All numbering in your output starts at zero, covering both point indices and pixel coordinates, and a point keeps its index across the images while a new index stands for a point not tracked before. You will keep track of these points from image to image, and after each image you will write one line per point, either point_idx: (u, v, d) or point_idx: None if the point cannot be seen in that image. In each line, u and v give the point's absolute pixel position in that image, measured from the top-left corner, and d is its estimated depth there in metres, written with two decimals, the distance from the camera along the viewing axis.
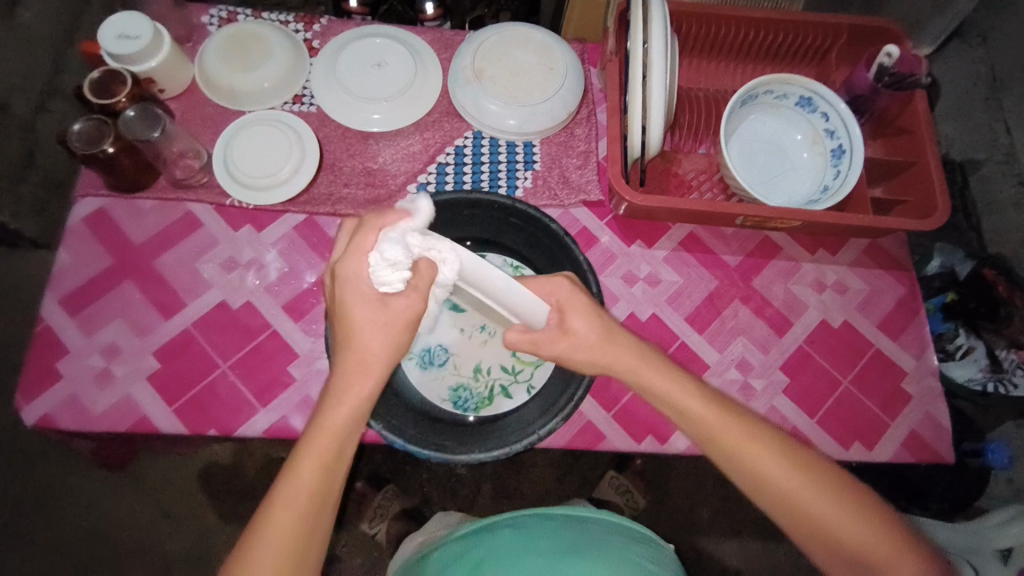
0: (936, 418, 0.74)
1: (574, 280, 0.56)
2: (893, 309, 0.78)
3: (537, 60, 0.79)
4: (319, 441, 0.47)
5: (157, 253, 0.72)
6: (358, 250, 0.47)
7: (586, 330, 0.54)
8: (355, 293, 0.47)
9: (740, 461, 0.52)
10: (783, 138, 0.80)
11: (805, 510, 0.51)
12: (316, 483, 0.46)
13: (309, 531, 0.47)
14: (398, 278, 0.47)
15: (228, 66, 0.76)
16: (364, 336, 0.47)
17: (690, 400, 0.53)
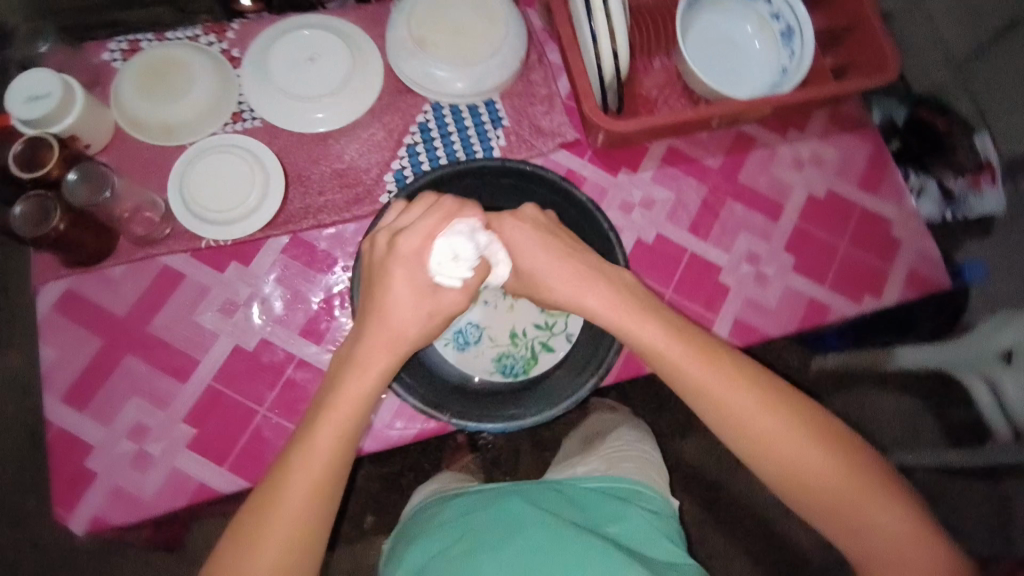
0: (928, 253, 0.79)
1: (533, 221, 0.56)
2: (867, 166, 0.82)
3: (472, 13, 0.74)
4: (341, 398, 0.49)
5: (147, 320, 0.68)
6: (427, 235, 0.51)
7: (536, 265, 0.56)
8: (411, 275, 0.51)
9: (711, 402, 0.52)
10: (730, 32, 0.82)
11: (786, 455, 0.51)
12: (351, 418, 0.49)
13: (342, 464, 0.49)
14: (457, 277, 0.52)
15: (153, 101, 0.70)
16: (406, 315, 0.51)
17: (668, 346, 0.53)
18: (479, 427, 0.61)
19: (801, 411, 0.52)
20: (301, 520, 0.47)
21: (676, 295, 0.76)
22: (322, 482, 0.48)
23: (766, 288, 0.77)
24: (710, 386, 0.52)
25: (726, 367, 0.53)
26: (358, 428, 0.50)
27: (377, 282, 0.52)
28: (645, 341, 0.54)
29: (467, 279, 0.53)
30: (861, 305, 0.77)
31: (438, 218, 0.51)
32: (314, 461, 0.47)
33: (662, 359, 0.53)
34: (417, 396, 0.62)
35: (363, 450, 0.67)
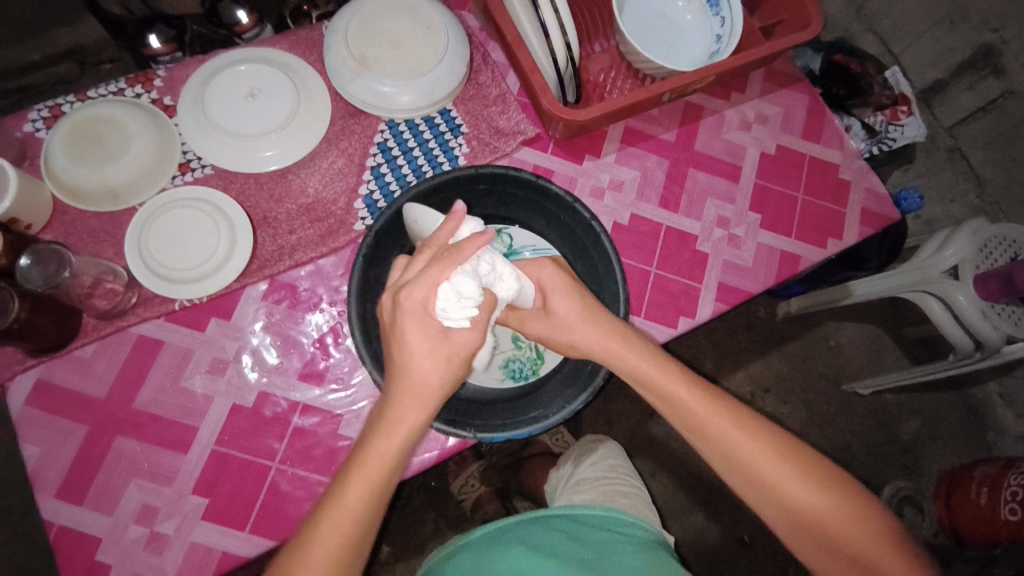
0: (875, 189, 0.85)
1: (559, 263, 0.59)
2: (807, 116, 0.87)
3: (412, 25, 0.74)
4: (371, 467, 0.46)
5: (130, 396, 0.64)
6: (432, 279, 0.47)
7: (566, 309, 0.57)
8: (421, 327, 0.48)
9: (722, 445, 0.53)
10: (664, 7, 0.84)
11: (799, 503, 0.52)
12: (384, 480, 0.47)
13: (366, 530, 0.46)
14: (463, 317, 0.48)
15: (89, 165, 0.66)
16: (426, 367, 0.48)
17: (674, 386, 0.55)
18: (504, 435, 0.59)
19: (790, 446, 0.54)
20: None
21: (660, 269, 0.78)
22: (346, 541, 0.45)
23: (740, 247, 0.80)
24: (699, 414, 0.54)
25: (718, 400, 0.55)
26: (388, 484, 0.47)
27: (393, 338, 0.48)
28: (637, 372, 0.56)
29: (473, 319, 0.49)
30: (826, 249, 0.82)
31: (442, 265, 0.48)
32: (338, 522, 0.45)
33: (670, 398, 0.55)
34: (434, 416, 0.59)
35: None
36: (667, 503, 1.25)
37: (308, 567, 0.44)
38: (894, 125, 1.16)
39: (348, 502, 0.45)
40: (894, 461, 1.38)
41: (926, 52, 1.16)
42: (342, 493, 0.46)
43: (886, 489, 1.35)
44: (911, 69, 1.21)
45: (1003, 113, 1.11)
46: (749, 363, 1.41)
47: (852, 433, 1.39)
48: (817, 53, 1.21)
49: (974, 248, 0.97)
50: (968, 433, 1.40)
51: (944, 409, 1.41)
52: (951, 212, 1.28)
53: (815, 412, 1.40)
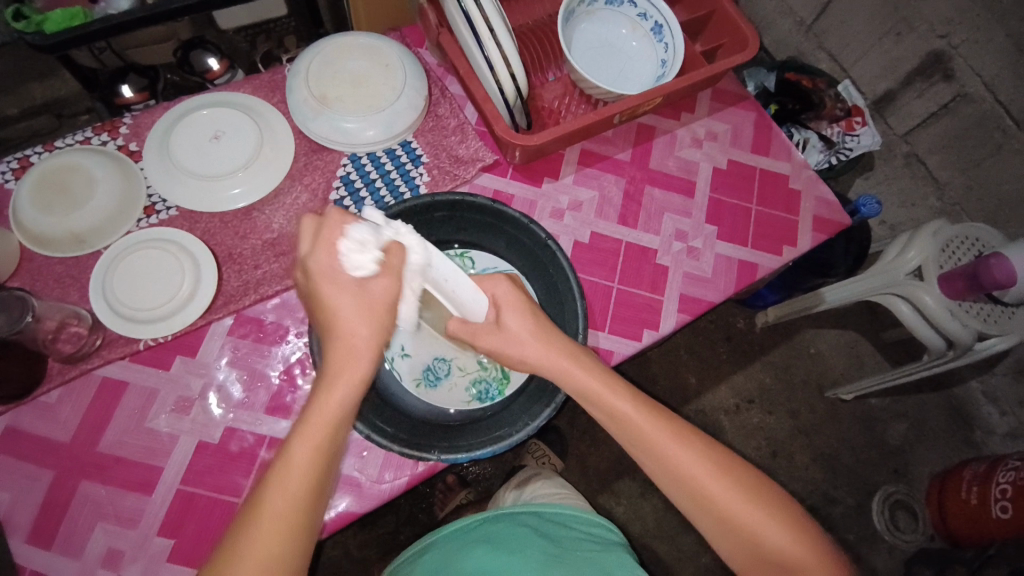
0: (825, 197, 0.88)
1: (513, 280, 0.62)
2: (755, 131, 0.91)
3: (369, 63, 0.77)
4: (311, 426, 0.47)
5: (97, 438, 0.64)
6: (327, 242, 0.50)
7: (519, 325, 0.59)
8: (332, 283, 0.50)
9: (661, 461, 0.55)
10: (610, 37, 0.89)
11: (737, 518, 0.53)
12: (330, 430, 0.48)
13: (320, 478, 0.47)
14: (370, 262, 0.51)
15: (54, 213, 0.67)
16: (349, 319, 0.50)
17: (621, 404, 0.56)
18: (470, 456, 0.59)
19: (765, 492, 0.55)
20: (282, 533, 0.45)
21: (622, 285, 0.80)
22: (297, 498, 0.46)
23: (699, 259, 0.83)
24: (675, 459, 0.54)
25: (680, 431, 0.56)
26: (336, 440, 0.49)
27: (313, 302, 0.51)
28: (615, 412, 0.56)
29: (382, 261, 0.52)
30: (782, 256, 0.84)
31: (330, 227, 0.51)
32: (290, 477, 0.46)
33: (615, 415, 0.56)
34: (400, 442, 0.59)
35: (356, 511, 0.65)
36: (658, 521, 1.24)
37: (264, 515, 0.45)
38: (851, 135, 1.23)
39: (294, 460, 0.46)
40: (883, 465, 1.38)
41: (876, 65, 1.22)
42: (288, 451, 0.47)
43: (878, 493, 1.35)
44: (863, 81, 1.26)
45: (956, 117, 1.14)
46: (731, 374, 1.42)
47: (839, 440, 1.39)
48: (770, 72, 1.29)
49: (936, 248, 1.00)
50: (953, 433, 1.41)
51: (928, 410, 1.42)
52: (913, 215, 1.33)
53: (801, 420, 1.40)
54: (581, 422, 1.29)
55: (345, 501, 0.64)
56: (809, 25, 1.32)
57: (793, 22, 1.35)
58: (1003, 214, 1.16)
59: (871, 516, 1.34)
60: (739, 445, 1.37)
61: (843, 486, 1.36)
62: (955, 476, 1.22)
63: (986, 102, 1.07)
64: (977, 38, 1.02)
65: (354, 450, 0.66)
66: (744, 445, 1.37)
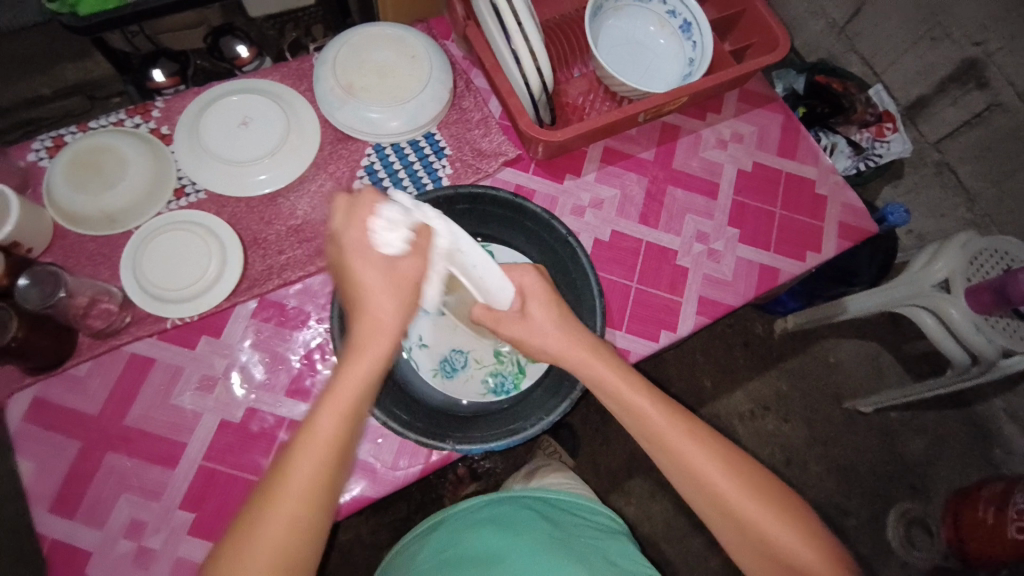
0: (851, 203, 0.87)
1: (541, 270, 0.62)
2: (782, 134, 0.89)
3: (397, 54, 0.78)
4: (339, 391, 0.47)
5: (123, 412, 0.66)
6: (358, 220, 0.50)
7: (543, 315, 0.60)
8: (363, 258, 0.49)
9: (673, 456, 0.55)
10: (638, 34, 0.88)
11: (750, 519, 0.53)
12: (358, 398, 0.48)
13: (343, 446, 0.47)
14: (400, 241, 0.50)
15: (87, 192, 0.69)
16: (378, 295, 0.50)
17: (637, 398, 0.57)
18: (483, 446, 0.60)
19: (778, 495, 0.54)
20: (306, 497, 0.45)
21: (640, 284, 0.80)
22: (320, 465, 0.46)
23: (719, 261, 0.82)
24: (687, 455, 0.54)
25: (694, 429, 0.56)
26: (362, 407, 0.49)
27: (344, 276, 0.51)
28: (630, 405, 0.57)
29: (411, 240, 0.51)
30: (804, 262, 0.83)
31: (361, 204, 0.50)
32: (315, 447, 0.46)
33: (630, 408, 0.57)
34: (414, 430, 0.60)
35: (370, 496, 0.66)
36: (668, 523, 1.24)
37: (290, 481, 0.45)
38: (880, 142, 1.21)
39: (320, 427, 0.46)
40: (899, 482, 1.36)
41: (909, 69, 1.19)
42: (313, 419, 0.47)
43: (895, 509, 1.34)
44: (896, 85, 1.24)
45: (992, 126, 1.11)
46: (746, 379, 1.41)
47: (854, 450, 1.38)
48: (800, 74, 1.29)
49: (964, 260, 0.98)
50: (973, 449, 1.38)
51: (947, 424, 1.39)
52: (941, 225, 1.30)
53: (816, 428, 1.38)
54: (593, 420, 1.29)
55: (360, 485, 0.66)
56: (842, 27, 1.29)
57: (825, 24, 1.33)
58: None
59: (886, 532, 1.33)
60: (752, 450, 1.36)
61: (856, 497, 1.34)
62: (973, 495, 1.20)
63: (1021, 111, 1.04)
64: (1013, 46, 0.99)
65: (370, 436, 0.67)
66: (757, 450, 1.36)
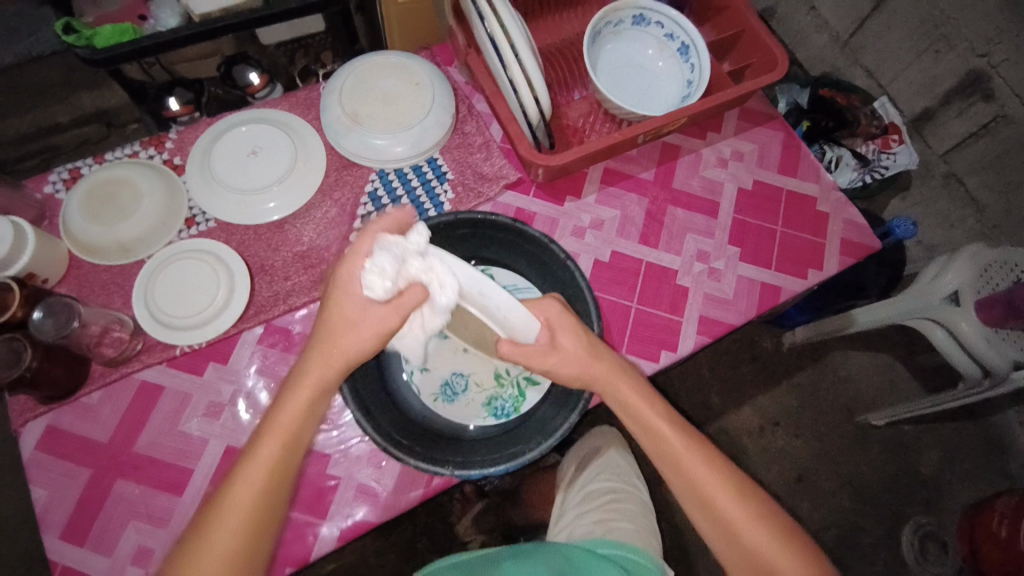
0: (853, 220, 0.86)
1: (562, 301, 0.61)
2: (783, 152, 0.90)
3: (400, 82, 0.80)
4: (282, 423, 0.52)
5: (133, 438, 0.68)
6: (354, 258, 0.54)
7: (573, 345, 0.59)
8: (345, 295, 0.53)
9: (689, 480, 0.58)
10: (637, 57, 0.89)
11: (756, 548, 0.56)
12: (294, 433, 0.52)
13: (281, 478, 0.51)
14: (383, 288, 0.53)
15: (102, 223, 0.72)
16: (343, 333, 0.53)
17: (660, 424, 0.60)
18: (483, 472, 0.60)
19: (786, 527, 0.58)
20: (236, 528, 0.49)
21: (641, 304, 0.80)
22: (254, 494, 0.50)
23: (720, 280, 0.82)
24: (695, 476, 0.58)
25: (710, 456, 0.59)
26: (301, 442, 0.53)
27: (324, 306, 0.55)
28: (652, 429, 0.60)
29: (394, 291, 0.54)
30: (807, 280, 0.83)
31: (365, 243, 0.54)
32: (253, 472, 0.50)
33: (653, 432, 0.60)
34: (415, 456, 0.61)
35: (372, 520, 0.67)
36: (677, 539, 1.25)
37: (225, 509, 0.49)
38: (886, 153, 1.20)
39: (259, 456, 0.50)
40: (913, 496, 1.33)
41: (915, 81, 1.19)
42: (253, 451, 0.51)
43: (909, 524, 1.31)
44: (901, 97, 1.23)
45: (1000, 136, 1.10)
46: (754, 393, 1.39)
47: (867, 466, 1.35)
48: (804, 88, 1.29)
49: (974, 273, 0.96)
50: (990, 464, 1.35)
51: (963, 438, 1.37)
52: (951, 236, 1.29)
53: (827, 443, 1.36)
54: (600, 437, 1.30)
55: (363, 510, 0.66)
56: (845, 40, 1.29)
57: (828, 38, 1.33)
58: None
59: (899, 546, 1.30)
60: (761, 467, 1.34)
61: (870, 514, 1.32)
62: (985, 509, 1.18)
63: None
64: (1018, 59, 0.99)
65: (373, 460, 0.68)
66: (766, 466, 1.34)
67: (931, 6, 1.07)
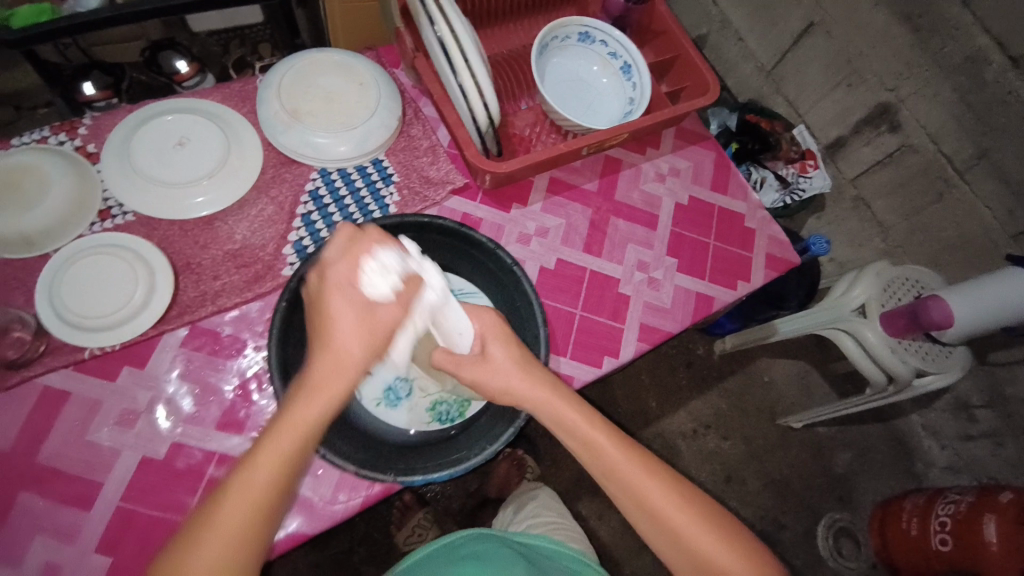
0: (777, 236, 0.93)
1: (500, 316, 0.62)
2: (715, 170, 0.95)
3: (344, 81, 0.78)
4: (285, 432, 0.47)
5: (32, 450, 0.61)
6: (354, 256, 0.52)
7: (504, 357, 0.60)
8: (345, 296, 0.52)
9: (629, 489, 0.56)
10: (583, 72, 0.92)
11: (702, 551, 0.54)
12: (302, 441, 0.48)
13: (281, 492, 0.47)
14: (387, 287, 0.53)
15: (3, 212, 0.65)
16: (346, 335, 0.51)
17: (598, 434, 0.58)
18: (425, 478, 0.59)
19: (735, 530, 0.56)
20: (231, 548, 0.44)
21: (585, 311, 0.82)
22: (255, 511, 0.45)
23: (659, 289, 0.86)
24: (651, 495, 0.55)
25: (649, 461, 0.57)
26: (305, 453, 0.48)
27: (318, 307, 0.52)
28: (590, 442, 0.58)
29: (398, 289, 0.54)
30: (736, 291, 0.88)
31: (362, 242, 0.53)
32: (253, 483, 0.46)
33: (591, 445, 0.57)
34: (354, 462, 0.59)
35: (306, 533, 0.63)
36: (615, 544, 1.29)
37: (220, 527, 0.44)
38: (804, 177, 1.31)
39: (261, 467, 0.46)
40: (829, 494, 1.43)
41: (828, 112, 1.30)
42: (255, 458, 0.47)
43: (824, 519, 1.41)
44: (817, 125, 1.35)
45: (902, 165, 1.22)
46: (689, 400, 1.46)
47: (788, 467, 1.44)
48: (732, 112, 1.38)
49: (878, 287, 1.06)
50: (897, 465, 1.47)
51: (871, 440, 1.49)
52: (859, 254, 1.42)
53: (753, 447, 1.44)
54: (544, 445, 1.32)
55: (296, 522, 0.63)
56: (769, 71, 1.40)
57: (754, 68, 1.43)
58: (943, 256, 1.23)
59: (816, 543, 1.39)
60: (694, 470, 1.40)
61: (792, 513, 1.40)
62: (897, 505, 1.29)
63: (930, 151, 1.15)
64: (925, 93, 1.09)
65: (307, 471, 0.64)
66: (699, 470, 1.40)
67: (843, 43, 1.18)
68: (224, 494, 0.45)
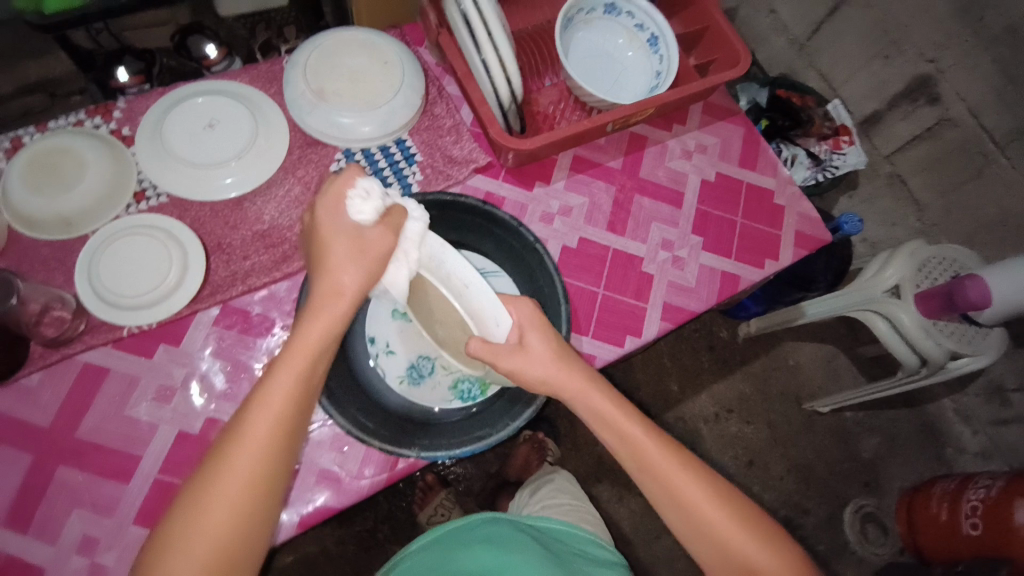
0: (808, 214, 0.90)
1: (536, 304, 0.62)
2: (743, 146, 0.93)
3: (368, 59, 0.77)
4: (297, 352, 0.50)
5: (76, 423, 0.64)
6: (336, 194, 0.54)
7: (541, 345, 0.60)
8: (335, 228, 0.53)
9: (659, 479, 0.56)
10: (608, 46, 0.90)
11: (728, 542, 0.54)
12: (312, 357, 0.50)
13: (293, 407, 0.49)
14: (372, 211, 0.54)
15: (45, 195, 0.67)
16: (342, 263, 0.53)
17: (631, 426, 0.58)
18: (448, 454, 0.60)
19: (760, 522, 0.56)
20: (256, 465, 0.47)
21: (607, 290, 0.81)
22: (274, 428, 0.48)
23: (683, 269, 0.84)
24: (680, 485, 0.56)
25: (679, 452, 0.58)
26: (316, 369, 0.51)
27: (315, 245, 0.54)
28: (623, 432, 0.58)
29: (383, 213, 0.54)
30: (764, 270, 0.86)
31: (339, 183, 0.54)
32: (268, 403, 0.48)
33: (625, 436, 0.58)
34: (381, 438, 0.60)
35: (335, 505, 0.65)
36: (636, 524, 1.30)
37: (235, 455, 0.47)
38: (837, 153, 1.24)
39: (273, 384, 0.49)
40: (855, 478, 1.41)
41: (864, 85, 1.25)
42: (269, 380, 0.49)
43: (850, 504, 1.39)
44: (853, 100, 1.29)
45: (942, 140, 1.16)
46: (713, 382, 1.44)
47: (813, 451, 1.43)
48: (762, 87, 1.34)
49: (912, 267, 1.03)
50: (928, 451, 1.43)
51: (901, 425, 1.45)
52: (894, 234, 1.36)
53: (777, 430, 1.43)
54: (565, 426, 1.34)
55: (324, 494, 0.65)
56: (802, 44, 1.35)
57: (787, 40, 1.38)
58: (981, 237, 1.18)
59: (841, 526, 1.38)
60: (716, 452, 1.39)
61: (816, 497, 1.39)
62: (924, 492, 1.26)
63: (971, 126, 1.09)
64: (967, 64, 1.04)
65: (336, 445, 0.67)
66: (721, 451, 1.39)
67: (882, 11, 1.13)
68: (243, 416, 0.48)
